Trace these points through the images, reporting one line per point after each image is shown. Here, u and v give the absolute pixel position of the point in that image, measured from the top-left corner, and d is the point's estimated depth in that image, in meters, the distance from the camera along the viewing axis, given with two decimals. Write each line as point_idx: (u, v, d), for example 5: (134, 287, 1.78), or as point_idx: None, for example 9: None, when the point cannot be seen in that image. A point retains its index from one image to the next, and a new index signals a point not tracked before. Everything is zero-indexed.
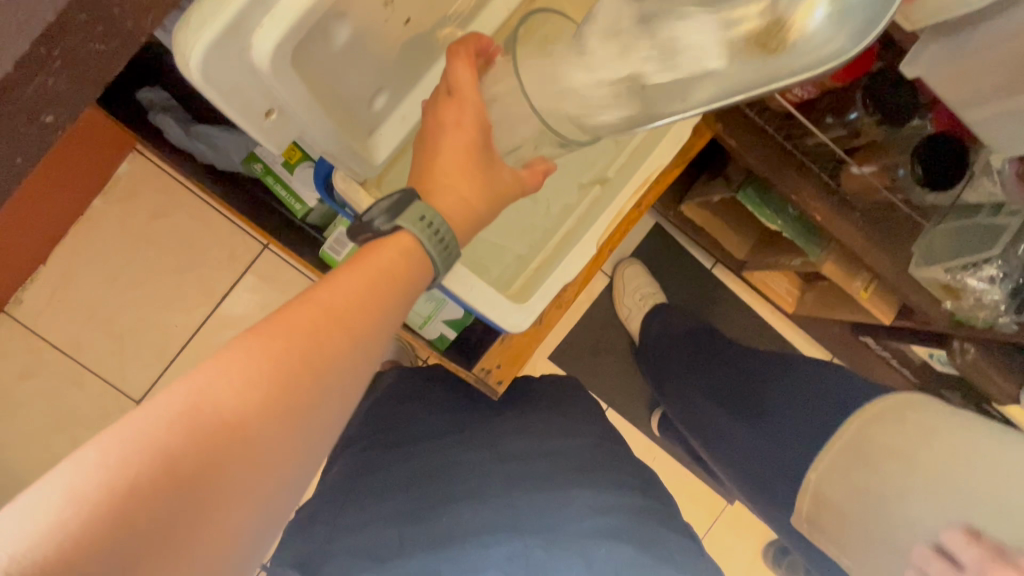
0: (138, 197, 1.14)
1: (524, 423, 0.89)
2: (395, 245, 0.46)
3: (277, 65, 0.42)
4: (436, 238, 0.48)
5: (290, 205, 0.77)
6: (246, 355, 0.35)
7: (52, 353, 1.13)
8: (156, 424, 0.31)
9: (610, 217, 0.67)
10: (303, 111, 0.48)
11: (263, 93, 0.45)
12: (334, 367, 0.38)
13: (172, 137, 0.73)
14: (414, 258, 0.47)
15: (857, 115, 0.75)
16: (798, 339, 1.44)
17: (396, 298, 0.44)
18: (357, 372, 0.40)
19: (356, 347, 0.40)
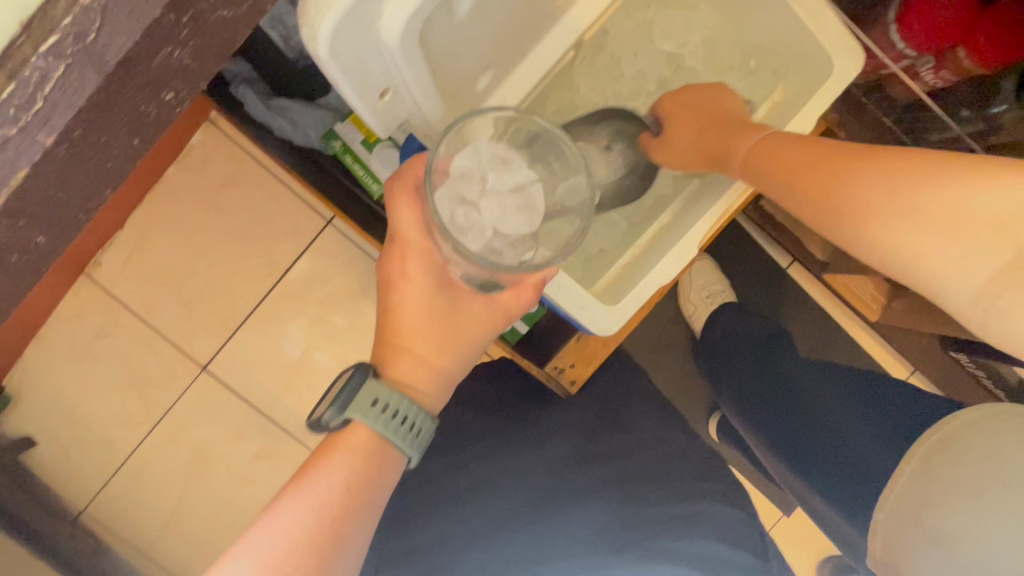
0: (209, 166, 1.15)
1: (582, 422, 0.86)
2: (358, 439, 0.51)
3: (406, 38, 0.42)
4: (402, 421, 0.51)
5: (366, 185, 0.73)
6: (254, 564, 0.44)
7: (126, 315, 1.17)
8: None
9: (714, 215, 0.61)
10: (417, 86, 0.48)
11: (384, 70, 0.46)
12: (335, 542, 0.47)
13: (253, 110, 0.72)
14: (382, 446, 0.51)
15: (1002, 108, 0.66)
16: (875, 349, 1.34)
17: (375, 475, 0.50)
18: (355, 537, 0.48)
19: (350, 519, 0.48)
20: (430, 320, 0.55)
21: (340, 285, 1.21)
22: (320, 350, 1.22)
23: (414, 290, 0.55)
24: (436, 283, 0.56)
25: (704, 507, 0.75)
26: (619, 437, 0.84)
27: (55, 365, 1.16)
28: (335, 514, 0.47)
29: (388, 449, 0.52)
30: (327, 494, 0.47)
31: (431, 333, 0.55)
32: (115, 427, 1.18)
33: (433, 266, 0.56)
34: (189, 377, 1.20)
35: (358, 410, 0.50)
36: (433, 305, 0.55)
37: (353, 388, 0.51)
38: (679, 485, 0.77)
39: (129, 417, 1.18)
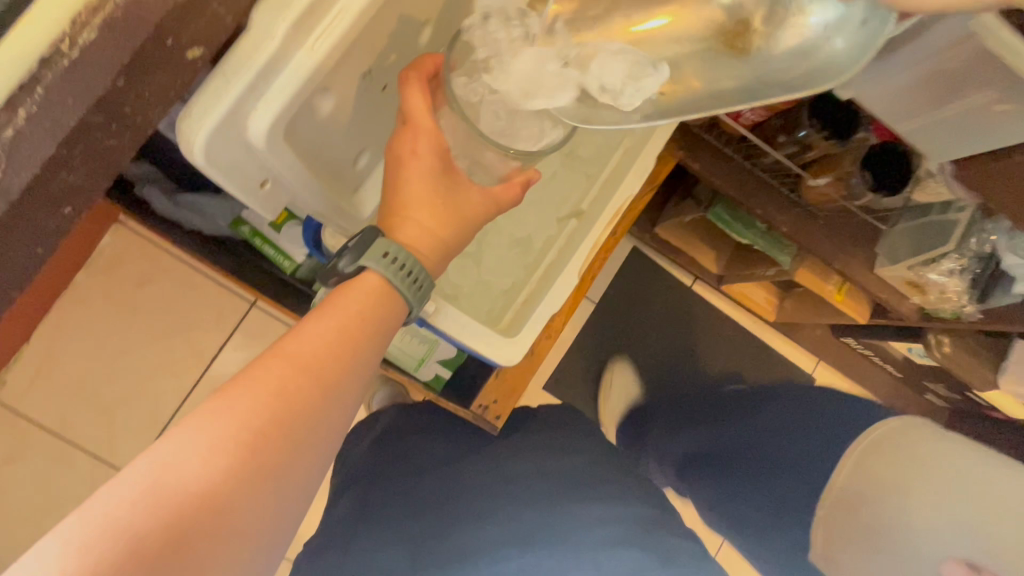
0: (121, 267, 1.15)
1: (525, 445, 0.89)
2: (366, 285, 0.50)
3: (270, 139, 0.48)
4: (411, 277, 0.51)
5: (278, 263, 0.79)
6: (230, 407, 0.39)
7: (38, 434, 1.11)
8: (171, 458, 0.36)
9: (589, 248, 0.70)
10: (294, 178, 0.55)
11: (259, 166, 0.53)
12: (324, 404, 0.43)
13: (159, 207, 0.75)
14: (391, 298, 0.51)
15: (806, 132, 0.80)
16: (782, 346, 1.48)
17: (378, 329, 0.49)
18: (349, 389, 0.46)
19: (339, 385, 0.45)
20: (434, 200, 0.55)
21: None
22: None
23: (428, 130, 0.54)
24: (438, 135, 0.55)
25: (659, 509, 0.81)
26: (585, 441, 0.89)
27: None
28: (330, 369, 0.44)
29: (392, 302, 0.51)
30: (322, 345, 0.44)
31: (432, 201, 0.55)
32: None
33: (440, 147, 0.55)
34: None
35: (371, 258, 0.50)
36: (430, 196, 0.54)
37: (368, 240, 0.52)
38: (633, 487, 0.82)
39: None
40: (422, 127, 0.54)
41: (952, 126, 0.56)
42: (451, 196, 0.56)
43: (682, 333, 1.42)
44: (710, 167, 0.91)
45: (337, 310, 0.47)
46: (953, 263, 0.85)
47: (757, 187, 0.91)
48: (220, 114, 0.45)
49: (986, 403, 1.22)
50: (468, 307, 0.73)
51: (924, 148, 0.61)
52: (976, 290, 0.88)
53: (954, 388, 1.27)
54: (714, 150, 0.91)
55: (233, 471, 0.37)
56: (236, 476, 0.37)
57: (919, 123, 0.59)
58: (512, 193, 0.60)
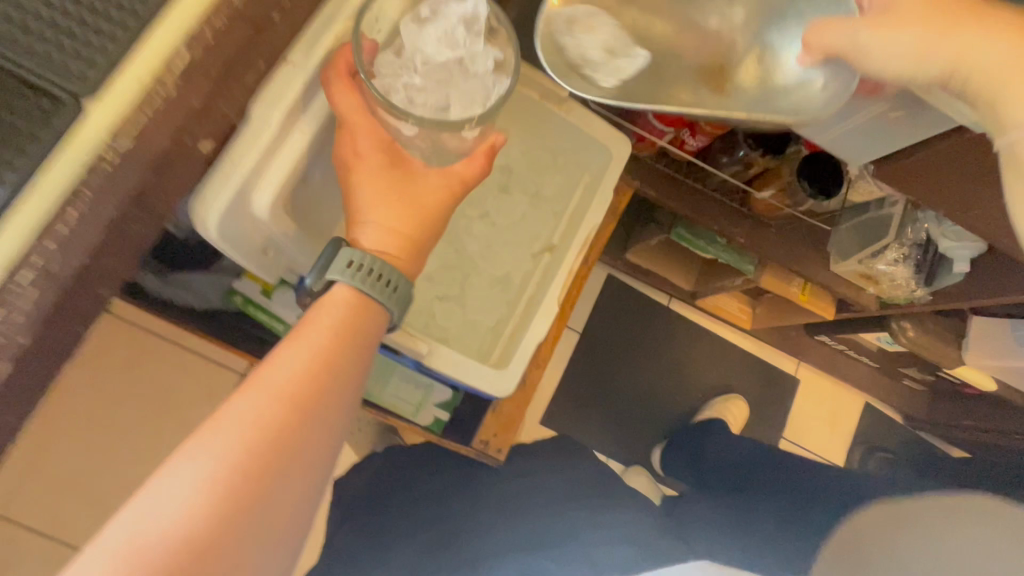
0: (110, 357, 1.15)
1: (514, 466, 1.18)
2: (337, 300, 0.54)
3: (273, 212, 0.53)
4: (382, 282, 0.55)
5: (271, 327, 0.81)
6: (217, 446, 0.41)
7: (27, 539, 1.07)
8: (167, 504, 0.38)
9: (564, 277, 0.75)
10: (294, 247, 0.60)
11: (261, 237, 0.57)
12: (314, 422, 0.46)
13: (151, 289, 0.78)
14: (364, 306, 0.55)
15: (744, 151, 0.89)
16: (763, 351, 1.54)
17: (359, 337, 0.53)
18: (337, 403, 0.48)
19: (327, 401, 0.47)
20: (392, 194, 0.57)
21: None
22: None
23: (367, 133, 0.55)
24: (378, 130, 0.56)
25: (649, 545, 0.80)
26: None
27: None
28: (319, 375, 0.48)
29: (368, 309, 0.55)
30: (308, 356, 0.48)
31: (385, 199, 0.57)
32: None
33: (383, 143, 0.57)
34: None
35: (336, 273, 0.54)
36: (385, 191, 0.56)
37: (333, 253, 0.56)
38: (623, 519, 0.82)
39: None
40: (358, 122, 0.54)
41: (864, 132, 0.63)
42: (407, 189, 0.57)
43: (667, 351, 1.46)
44: (666, 193, 0.98)
45: (315, 327, 0.51)
46: (895, 252, 0.93)
47: (710, 205, 0.98)
48: (229, 197, 0.51)
49: (959, 380, 1.28)
50: (458, 347, 0.77)
51: (842, 153, 0.69)
52: (922, 276, 0.96)
53: (927, 370, 1.34)
54: (666, 177, 0.99)
55: (244, 475, 0.40)
56: (246, 480, 0.40)
57: (834, 133, 0.66)
58: (474, 165, 0.60)
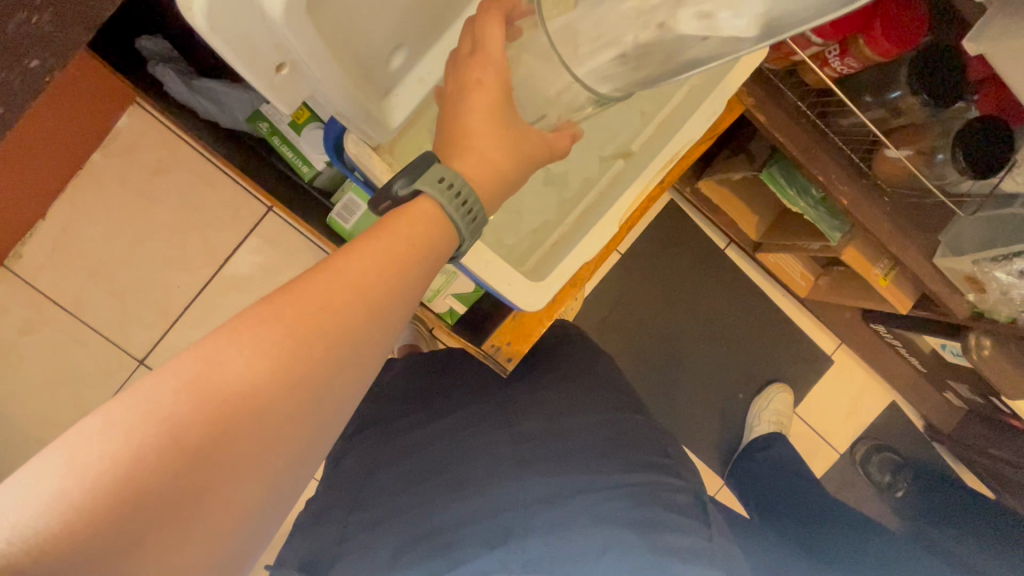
0: (118, 141, 1.12)
1: (574, 396, 0.77)
2: (412, 214, 0.41)
3: (290, 11, 0.35)
4: (461, 204, 0.43)
5: (297, 167, 0.74)
6: (241, 339, 0.32)
7: (52, 309, 1.13)
8: (171, 400, 0.30)
9: (633, 197, 0.62)
10: (320, 70, 0.41)
11: (274, 39, 0.39)
12: (351, 347, 0.36)
13: (172, 90, 0.70)
14: (434, 233, 0.42)
15: (900, 94, 0.70)
16: (815, 330, 1.43)
17: (392, 273, 0.38)
18: (301, 422, 0.34)
19: (372, 323, 0.37)
20: None
21: (285, 271, 1.23)
22: None
23: (475, 114, 0.48)
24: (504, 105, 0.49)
25: (654, 480, 0.66)
26: (541, 477, 0.64)
27: None
28: None
29: None
30: (250, 385, 0.31)
31: (497, 138, 0.48)
32: (39, 425, 1.14)
33: None
34: (128, 370, 1.18)
35: None
36: None
37: None
38: (644, 454, 0.70)
39: (59, 419, 1.15)
40: (495, 57, 0.49)
41: None
42: None
43: (707, 294, 1.35)
44: (779, 125, 0.80)
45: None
46: (987, 189, 0.74)
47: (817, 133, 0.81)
48: None
49: (1010, 410, 1.14)
50: (496, 245, 0.70)
51: None
52: None
53: (978, 391, 1.20)
54: (773, 90, 0.80)
55: (234, 423, 0.31)
56: (239, 435, 0.31)
57: None
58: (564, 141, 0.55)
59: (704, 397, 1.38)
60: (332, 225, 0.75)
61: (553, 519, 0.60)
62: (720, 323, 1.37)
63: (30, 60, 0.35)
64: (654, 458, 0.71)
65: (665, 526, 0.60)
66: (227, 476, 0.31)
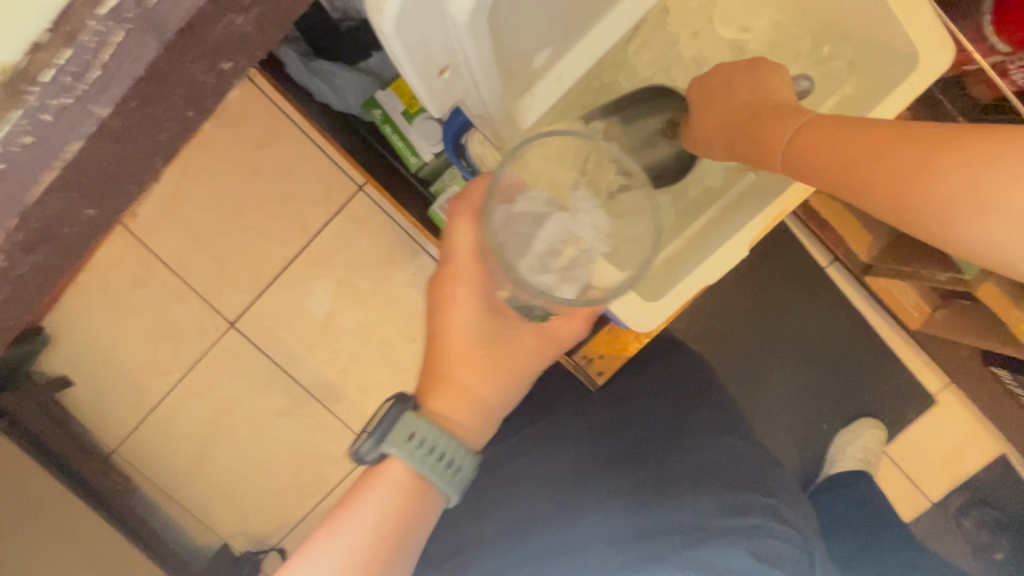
0: (227, 114, 1.17)
1: (655, 419, 0.74)
2: (396, 476, 0.51)
3: (476, 15, 0.35)
4: (442, 460, 0.51)
5: (405, 157, 0.74)
6: (336, 542, 0.48)
7: (159, 267, 1.22)
8: None
9: (770, 215, 0.57)
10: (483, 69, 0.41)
11: (446, 43, 0.39)
12: (408, 532, 0.50)
13: (293, 71, 0.73)
14: (422, 489, 0.51)
15: None
16: (921, 364, 1.29)
17: (405, 517, 0.50)
18: (396, 568, 0.50)
19: (418, 507, 0.51)
20: None
21: (369, 250, 1.25)
22: (346, 312, 1.27)
23: (455, 345, 0.56)
24: (490, 321, 0.57)
25: (757, 525, 0.60)
26: (623, 505, 0.61)
27: (80, 316, 1.21)
28: None
29: None
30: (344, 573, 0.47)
31: (479, 368, 0.56)
32: (141, 371, 1.24)
33: None
34: (219, 332, 1.25)
35: None
36: None
37: None
38: (744, 493, 0.64)
39: (159, 368, 1.24)
40: (464, 273, 0.56)
41: None
42: None
43: (802, 315, 1.25)
44: None
45: None
46: None
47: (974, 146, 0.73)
48: None
49: None
50: None
51: None
52: None
53: None
54: None
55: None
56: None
57: None
58: (573, 326, 0.62)
59: (786, 425, 1.29)
60: (433, 217, 0.74)
61: (642, 560, 0.55)
62: (813, 348, 1.26)
63: (223, 62, 0.31)
64: (756, 497, 0.65)
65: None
66: None
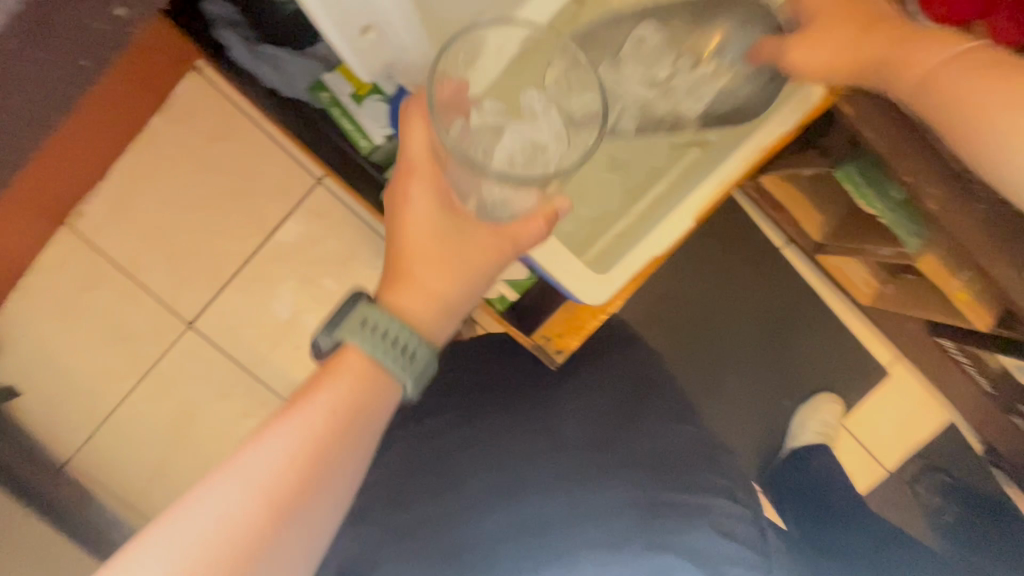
0: (176, 107, 1.13)
1: (602, 403, 0.75)
2: (351, 364, 0.49)
3: None
4: (397, 345, 0.49)
5: (355, 141, 0.72)
6: (257, 469, 0.43)
7: (109, 267, 1.17)
8: (213, 525, 0.41)
9: (713, 186, 0.59)
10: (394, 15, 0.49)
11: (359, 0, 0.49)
12: (342, 458, 0.45)
13: (236, 54, 0.71)
14: (376, 376, 0.49)
15: None
16: (873, 339, 1.34)
17: (344, 430, 0.46)
18: (326, 500, 0.45)
19: (355, 428, 0.46)
20: None
21: (330, 244, 1.23)
22: (309, 309, 1.24)
23: (415, 238, 0.55)
24: (444, 218, 0.56)
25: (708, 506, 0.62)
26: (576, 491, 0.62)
27: (25, 322, 1.15)
28: None
29: None
30: (263, 506, 0.42)
31: (438, 264, 0.54)
32: (95, 377, 1.19)
33: None
34: (176, 333, 1.21)
35: None
36: None
37: None
38: (695, 474, 0.67)
39: (114, 373, 1.20)
40: (421, 170, 0.56)
41: None
42: None
43: (760, 295, 1.29)
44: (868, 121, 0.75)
45: None
46: None
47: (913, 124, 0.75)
48: None
49: None
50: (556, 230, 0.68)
51: None
52: None
53: None
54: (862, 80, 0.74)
55: (255, 535, 0.41)
56: (258, 540, 0.41)
57: None
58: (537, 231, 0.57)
59: (748, 403, 1.32)
60: None
61: (603, 540, 0.57)
62: (770, 327, 1.30)
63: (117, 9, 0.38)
64: (707, 477, 0.67)
65: (718, 555, 0.59)
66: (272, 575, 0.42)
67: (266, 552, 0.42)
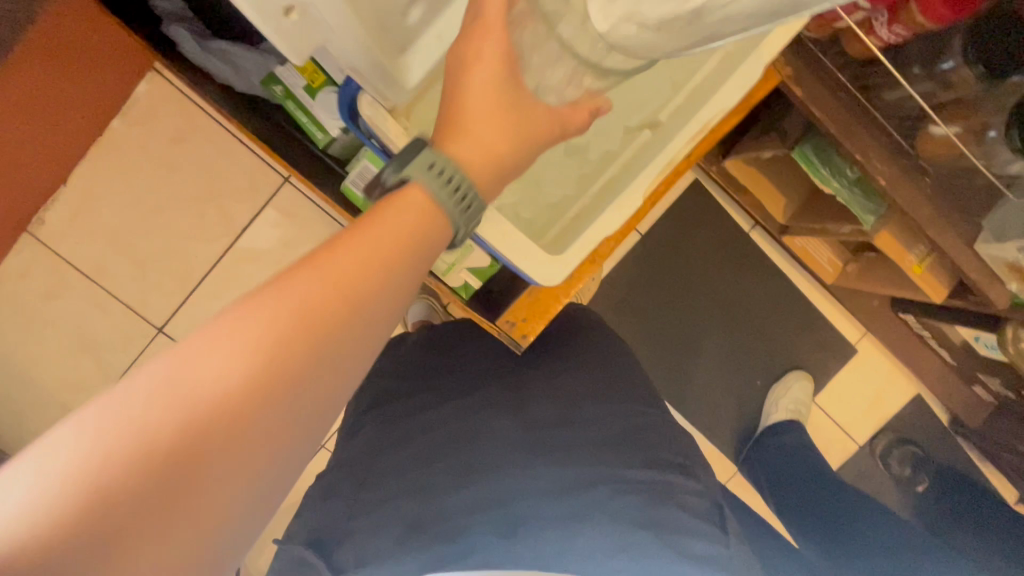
0: (135, 109, 1.11)
1: (560, 386, 0.76)
2: (408, 199, 0.39)
3: None
4: (456, 191, 0.40)
5: (311, 133, 0.73)
6: (230, 338, 0.31)
7: (74, 274, 1.15)
8: (147, 407, 0.29)
9: (662, 165, 0.60)
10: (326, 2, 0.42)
11: None
12: (343, 345, 0.34)
13: (188, 51, 0.71)
14: (430, 218, 0.40)
15: (952, 64, 0.66)
16: (840, 317, 1.38)
17: (369, 296, 0.35)
18: (306, 408, 0.33)
19: (372, 308, 0.35)
20: None
21: (299, 243, 1.22)
22: None
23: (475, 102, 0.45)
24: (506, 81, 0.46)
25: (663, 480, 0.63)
26: (534, 476, 0.62)
27: None
28: None
29: None
30: (225, 393, 0.30)
31: (498, 121, 0.45)
32: (63, 386, 1.17)
33: None
34: (146, 339, 1.19)
35: None
36: None
37: None
38: (662, 451, 0.69)
39: (83, 381, 1.18)
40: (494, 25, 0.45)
41: None
42: None
43: (729, 278, 1.31)
44: (817, 99, 0.75)
45: None
46: None
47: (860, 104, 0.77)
48: None
49: None
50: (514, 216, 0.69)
51: None
52: None
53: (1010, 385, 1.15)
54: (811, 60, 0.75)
55: (190, 451, 0.29)
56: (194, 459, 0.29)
57: None
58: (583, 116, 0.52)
59: (722, 384, 1.35)
60: (347, 192, 0.74)
61: (569, 515, 0.58)
62: (740, 309, 1.33)
63: None
64: (667, 455, 0.69)
65: (684, 529, 0.59)
66: (208, 507, 0.30)
67: (212, 471, 0.30)
